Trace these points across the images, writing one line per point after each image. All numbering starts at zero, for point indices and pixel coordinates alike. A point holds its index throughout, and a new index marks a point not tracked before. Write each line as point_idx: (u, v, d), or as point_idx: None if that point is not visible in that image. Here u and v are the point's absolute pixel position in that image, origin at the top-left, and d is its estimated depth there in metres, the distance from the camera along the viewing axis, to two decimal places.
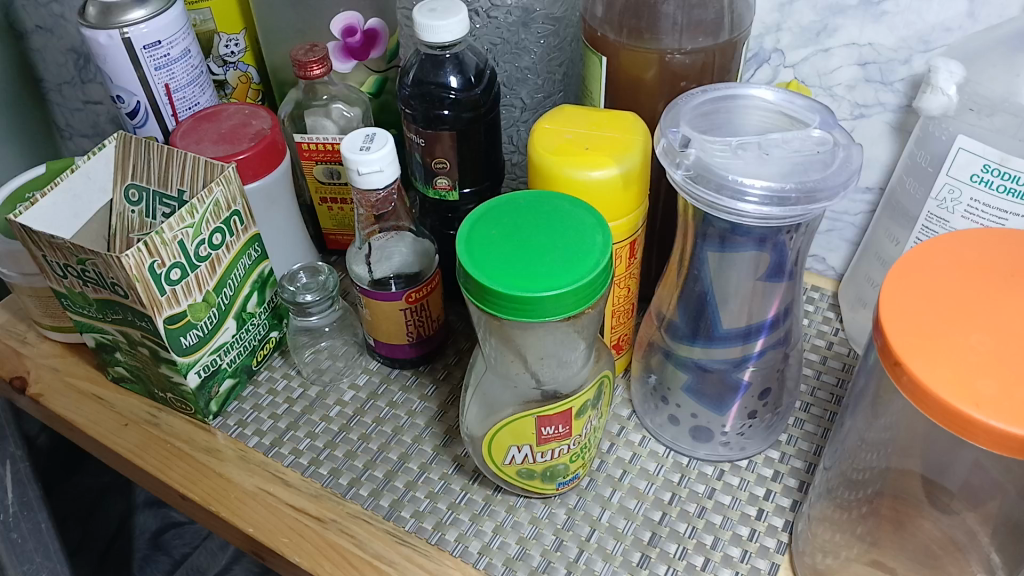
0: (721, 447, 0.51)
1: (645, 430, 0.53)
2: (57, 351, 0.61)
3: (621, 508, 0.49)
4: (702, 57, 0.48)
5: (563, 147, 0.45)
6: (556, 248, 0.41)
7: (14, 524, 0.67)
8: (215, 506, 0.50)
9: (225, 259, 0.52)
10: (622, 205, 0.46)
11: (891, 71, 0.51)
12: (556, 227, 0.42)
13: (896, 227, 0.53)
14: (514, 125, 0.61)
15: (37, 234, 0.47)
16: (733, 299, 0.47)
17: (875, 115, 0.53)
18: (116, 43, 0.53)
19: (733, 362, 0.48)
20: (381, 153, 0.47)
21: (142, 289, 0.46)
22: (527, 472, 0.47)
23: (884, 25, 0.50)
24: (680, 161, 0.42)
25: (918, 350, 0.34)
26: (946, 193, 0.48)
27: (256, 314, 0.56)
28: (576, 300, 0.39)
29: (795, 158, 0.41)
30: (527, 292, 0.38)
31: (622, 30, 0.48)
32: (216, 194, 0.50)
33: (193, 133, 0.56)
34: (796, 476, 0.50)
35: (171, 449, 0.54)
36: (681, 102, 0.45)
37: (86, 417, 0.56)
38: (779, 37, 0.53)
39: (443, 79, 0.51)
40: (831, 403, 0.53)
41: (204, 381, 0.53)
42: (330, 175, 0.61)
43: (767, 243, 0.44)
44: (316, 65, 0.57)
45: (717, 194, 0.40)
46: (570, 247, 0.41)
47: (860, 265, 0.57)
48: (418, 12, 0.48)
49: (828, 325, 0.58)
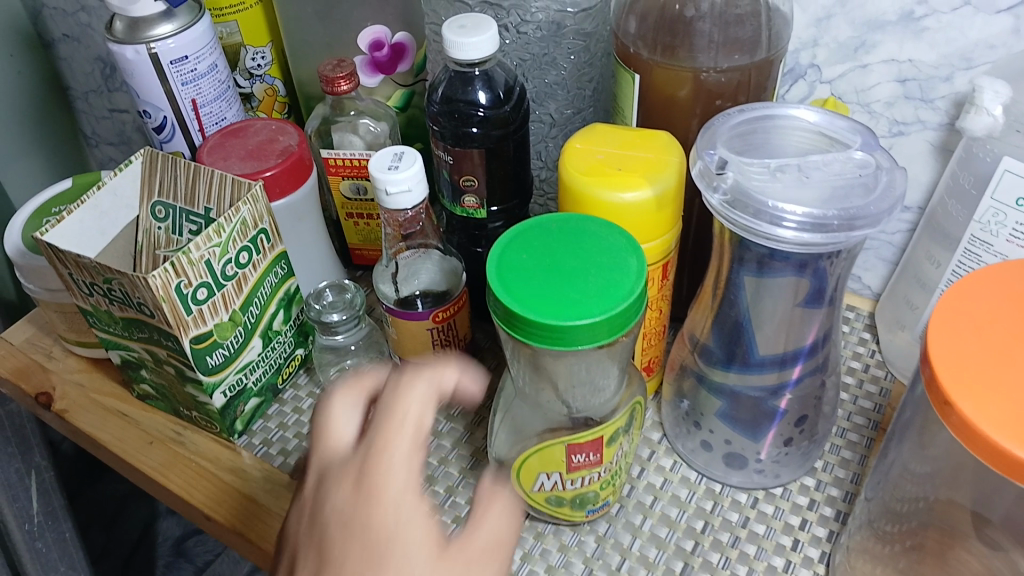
0: (755, 475, 0.49)
1: (676, 455, 0.52)
2: (82, 366, 0.61)
3: (652, 537, 0.48)
4: (738, 76, 0.47)
5: (594, 168, 0.44)
6: (591, 274, 0.40)
7: (40, 534, 0.72)
8: (240, 528, 0.50)
9: (252, 278, 0.51)
10: (654, 228, 0.45)
11: (932, 88, 0.50)
12: (591, 254, 0.41)
13: (937, 249, 0.51)
14: (542, 141, 0.60)
15: (63, 253, 0.47)
16: (770, 325, 0.45)
17: (915, 132, 0.52)
18: (143, 58, 0.53)
19: (769, 389, 0.47)
20: (411, 172, 0.46)
21: (168, 309, 0.46)
22: (556, 499, 0.47)
23: (924, 42, 0.48)
24: (717, 185, 0.40)
25: (971, 389, 0.32)
26: (991, 216, 0.46)
27: (282, 331, 0.56)
28: (613, 329, 0.38)
29: (837, 182, 0.40)
30: (558, 321, 0.37)
31: (656, 48, 0.47)
32: (242, 213, 0.49)
33: (219, 149, 0.55)
34: (833, 505, 0.48)
35: (197, 469, 0.53)
36: (717, 122, 0.44)
37: (113, 435, 0.56)
38: (815, 52, 0.52)
39: (471, 96, 0.51)
40: (868, 429, 0.52)
41: (229, 400, 0.53)
42: (357, 192, 0.61)
43: (807, 268, 0.42)
44: (343, 81, 0.56)
45: (755, 220, 0.39)
46: (605, 273, 0.40)
47: (899, 285, 0.55)
48: (447, 29, 0.48)
49: (863, 347, 0.57)
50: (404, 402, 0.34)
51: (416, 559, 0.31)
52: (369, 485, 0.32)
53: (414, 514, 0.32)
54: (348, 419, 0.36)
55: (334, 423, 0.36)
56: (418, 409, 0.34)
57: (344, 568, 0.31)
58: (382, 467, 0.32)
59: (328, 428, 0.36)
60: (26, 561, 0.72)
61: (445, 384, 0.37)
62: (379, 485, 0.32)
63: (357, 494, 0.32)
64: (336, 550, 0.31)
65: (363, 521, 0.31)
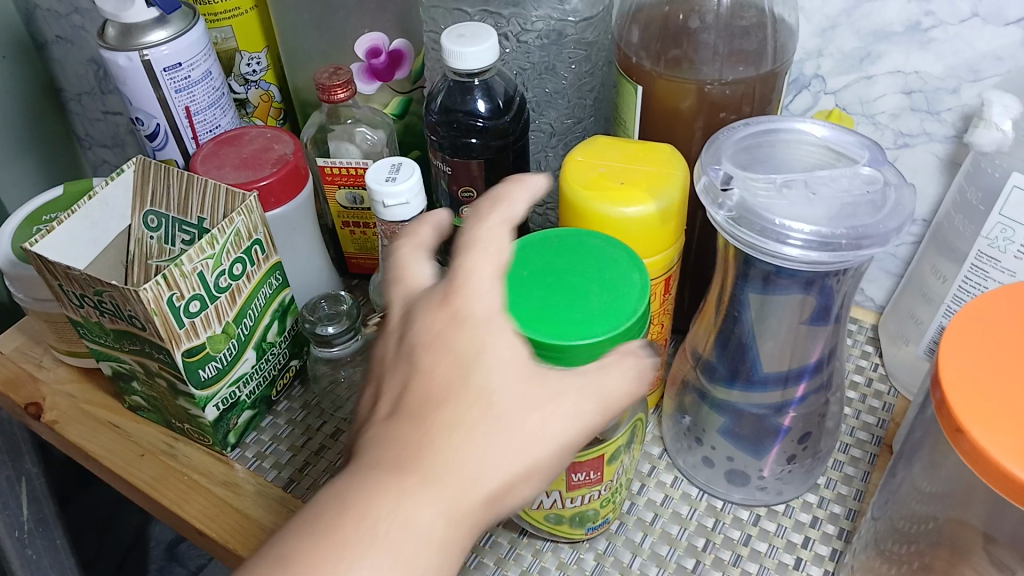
0: (758, 492, 0.48)
1: (677, 470, 0.51)
2: (73, 376, 0.60)
3: (652, 555, 0.47)
4: (743, 88, 0.46)
5: (596, 181, 0.44)
6: (593, 293, 0.39)
7: (30, 542, 0.71)
8: (233, 544, 0.49)
9: (246, 290, 0.50)
10: (657, 243, 0.44)
11: (938, 100, 0.49)
12: (594, 272, 0.40)
13: (942, 262, 0.50)
14: (542, 150, 0.59)
15: (53, 264, 0.46)
16: (775, 342, 0.44)
17: (920, 145, 0.51)
18: (135, 65, 0.52)
19: (773, 407, 0.46)
20: (408, 184, 0.45)
21: (160, 323, 0.45)
22: (555, 517, 0.46)
23: (931, 53, 0.48)
24: (723, 202, 0.40)
25: (984, 417, 0.32)
26: (998, 232, 0.45)
27: (277, 343, 0.55)
28: (617, 342, 0.37)
29: (844, 198, 0.39)
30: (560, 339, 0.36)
31: (659, 59, 0.46)
32: (236, 224, 0.48)
33: (213, 157, 0.54)
34: (836, 523, 0.47)
35: (190, 483, 0.52)
36: (721, 136, 0.43)
37: (103, 448, 0.55)
38: (819, 63, 0.51)
39: (470, 106, 0.50)
40: (871, 444, 0.51)
41: (222, 414, 0.52)
42: (353, 201, 0.60)
43: (813, 286, 0.42)
44: (340, 89, 0.55)
45: (761, 238, 0.38)
46: (608, 292, 0.39)
47: (903, 298, 0.54)
48: (446, 38, 0.47)
49: (866, 360, 0.56)
50: (477, 228, 0.35)
51: (498, 376, 0.32)
52: (454, 310, 0.34)
53: (500, 326, 0.34)
54: (421, 266, 0.37)
55: (407, 267, 0.37)
56: (499, 237, 0.35)
57: (434, 373, 0.32)
58: (473, 261, 0.35)
59: (402, 273, 0.37)
60: (16, 569, 0.71)
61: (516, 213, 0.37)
62: (465, 305, 0.34)
63: (447, 322, 0.33)
64: (426, 362, 0.32)
65: (450, 340, 0.33)
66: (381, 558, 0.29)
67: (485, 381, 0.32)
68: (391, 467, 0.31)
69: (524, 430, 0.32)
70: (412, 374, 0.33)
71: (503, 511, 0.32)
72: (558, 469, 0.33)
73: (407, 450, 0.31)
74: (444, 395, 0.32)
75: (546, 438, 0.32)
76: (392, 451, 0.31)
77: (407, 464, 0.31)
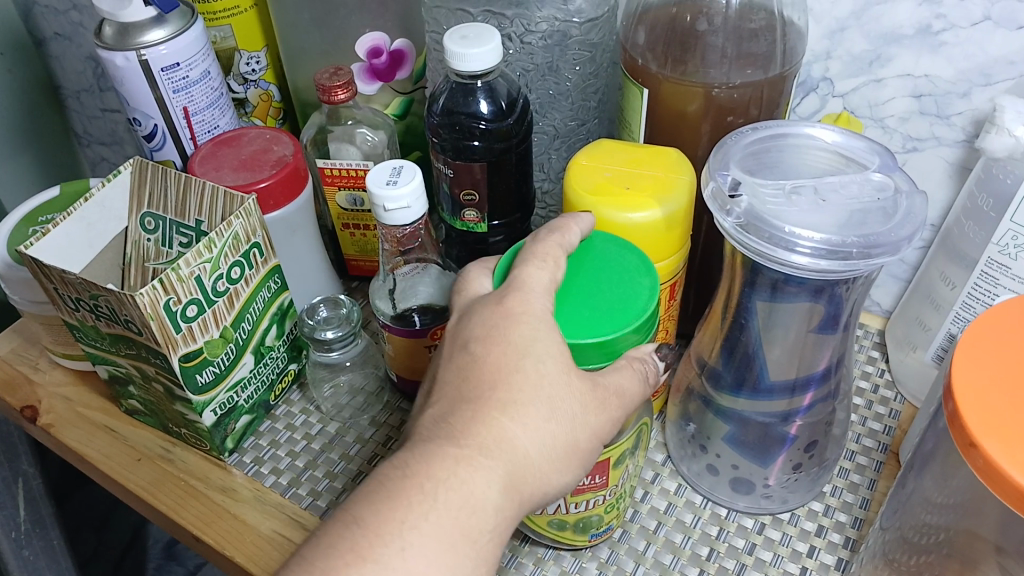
0: (763, 500, 0.48)
1: (680, 477, 0.51)
2: (69, 379, 0.59)
3: (655, 563, 0.46)
4: (751, 91, 0.45)
5: (601, 187, 0.43)
6: (603, 288, 0.39)
7: (26, 542, 0.70)
8: (230, 551, 0.48)
9: (244, 293, 0.50)
10: (662, 249, 0.43)
11: (948, 104, 0.48)
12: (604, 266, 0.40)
13: (951, 268, 0.49)
14: (545, 152, 0.58)
15: (48, 268, 0.45)
16: (782, 350, 0.44)
17: (929, 149, 0.50)
18: (133, 65, 0.51)
19: (779, 416, 0.45)
20: (410, 189, 0.44)
21: (157, 328, 0.44)
22: (558, 523, 0.45)
23: (942, 56, 0.47)
24: (730, 209, 0.39)
25: (997, 431, 0.31)
26: (1009, 238, 0.45)
27: (275, 347, 0.54)
28: (605, 355, 0.38)
29: (854, 205, 0.38)
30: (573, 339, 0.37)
31: (666, 62, 0.45)
32: (235, 227, 0.47)
33: (212, 158, 0.53)
34: (842, 532, 0.47)
35: (187, 488, 0.52)
36: (730, 141, 0.42)
37: (99, 452, 0.54)
38: (828, 65, 0.50)
39: (473, 108, 0.49)
40: (878, 452, 0.51)
41: (220, 419, 0.51)
42: (353, 203, 0.59)
43: (822, 294, 0.41)
44: (341, 90, 0.55)
45: (769, 246, 0.37)
46: (620, 285, 0.39)
47: (910, 304, 0.54)
48: (449, 39, 0.46)
49: (872, 365, 0.56)
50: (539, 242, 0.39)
51: (548, 365, 0.35)
52: (509, 307, 0.37)
53: (550, 325, 0.37)
54: (483, 281, 0.41)
55: (471, 282, 0.41)
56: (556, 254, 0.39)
57: (488, 359, 0.36)
58: (530, 274, 0.38)
59: (465, 284, 0.41)
60: (12, 570, 0.70)
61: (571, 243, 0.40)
62: (522, 304, 0.37)
63: (500, 317, 0.37)
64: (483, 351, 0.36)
65: (503, 333, 0.36)
66: (442, 516, 0.33)
67: (540, 368, 0.35)
68: (448, 438, 0.34)
69: (568, 414, 0.35)
70: (468, 363, 0.36)
71: (546, 485, 0.35)
72: (592, 454, 0.37)
73: (461, 424, 0.35)
74: (496, 377, 0.35)
75: (585, 425, 0.36)
76: (447, 425, 0.35)
77: (461, 434, 0.34)
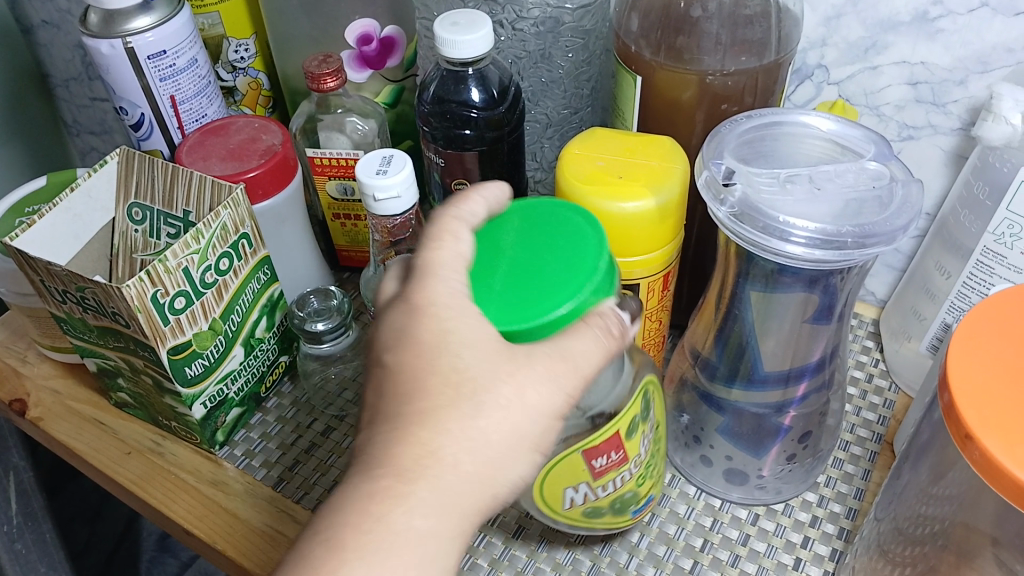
0: (757, 491, 0.47)
1: (674, 469, 0.50)
2: (58, 372, 0.58)
3: (649, 555, 0.46)
4: (745, 79, 0.44)
5: (594, 175, 0.42)
6: (543, 253, 0.36)
7: (19, 535, 0.70)
8: (221, 545, 0.48)
9: (233, 285, 0.49)
10: (655, 239, 0.42)
11: (945, 92, 0.48)
12: (540, 233, 0.37)
13: (947, 258, 0.49)
14: (538, 141, 0.58)
15: (34, 260, 0.45)
16: (777, 341, 0.43)
17: (925, 137, 0.50)
18: (119, 53, 0.50)
19: (774, 406, 0.45)
20: (400, 178, 0.44)
21: (144, 320, 0.44)
22: (594, 511, 0.42)
23: (939, 43, 0.46)
24: (725, 198, 0.38)
25: (993, 423, 0.31)
26: (1005, 227, 0.44)
27: (265, 339, 0.54)
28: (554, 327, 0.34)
29: (850, 194, 0.38)
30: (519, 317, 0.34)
31: (660, 48, 0.45)
32: (222, 218, 0.47)
33: (199, 148, 0.53)
34: (836, 522, 0.46)
35: (177, 481, 0.51)
36: (724, 129, 0.42)
37: (89, 445, 0.53)
38: (823, 52, 0.50)
39: (464, 96, 0.48)
40: (872, 442, 0.50)
41: (210, 411, 0.51)
42: (344, 192, 0.58)
43: (817, 284, 0.41)
44: (330, 78, 0.54)
45: (764, 236, 0.37)
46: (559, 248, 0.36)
47: (905, 294, 0.53)
48: (439, 26, 0.45)
49: (867, 355, 0.55)
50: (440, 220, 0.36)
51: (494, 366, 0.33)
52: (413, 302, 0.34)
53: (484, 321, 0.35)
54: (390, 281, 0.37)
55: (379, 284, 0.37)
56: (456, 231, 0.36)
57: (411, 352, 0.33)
58: (436, 256, 0.35)
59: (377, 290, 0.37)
60: (4, 563, 0.70)
61: (472, 215, 0.37)
62: (426, 293, 0.34)
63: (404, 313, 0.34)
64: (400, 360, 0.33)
65: (410, 333, 0.33)
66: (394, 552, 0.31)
67: (458, 364, 0.32)
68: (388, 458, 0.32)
69: (498, 405, 0.32)
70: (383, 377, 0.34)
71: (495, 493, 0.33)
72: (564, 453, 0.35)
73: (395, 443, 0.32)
74: (411, 387, 0.32)
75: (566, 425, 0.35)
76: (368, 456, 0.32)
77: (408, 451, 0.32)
